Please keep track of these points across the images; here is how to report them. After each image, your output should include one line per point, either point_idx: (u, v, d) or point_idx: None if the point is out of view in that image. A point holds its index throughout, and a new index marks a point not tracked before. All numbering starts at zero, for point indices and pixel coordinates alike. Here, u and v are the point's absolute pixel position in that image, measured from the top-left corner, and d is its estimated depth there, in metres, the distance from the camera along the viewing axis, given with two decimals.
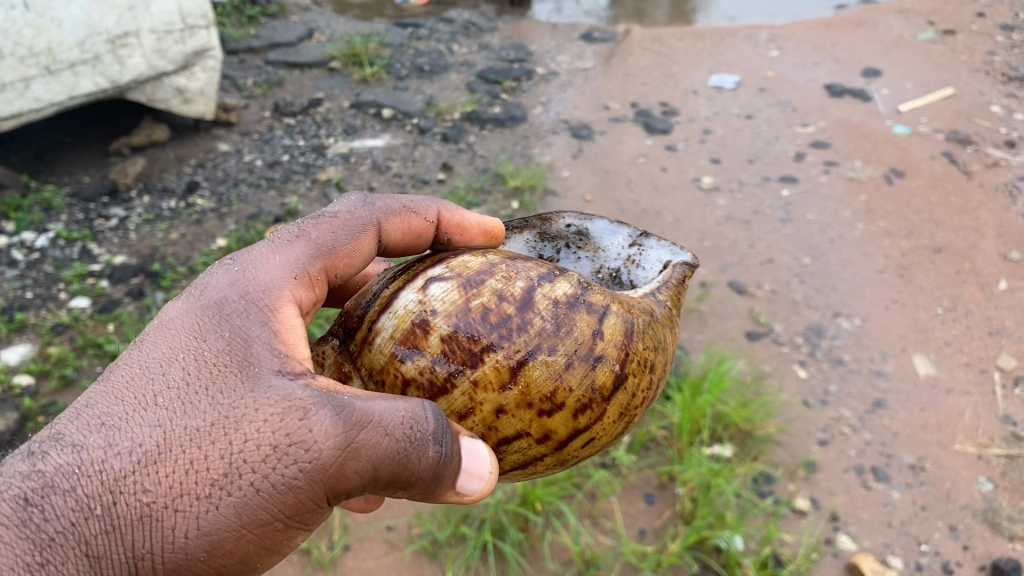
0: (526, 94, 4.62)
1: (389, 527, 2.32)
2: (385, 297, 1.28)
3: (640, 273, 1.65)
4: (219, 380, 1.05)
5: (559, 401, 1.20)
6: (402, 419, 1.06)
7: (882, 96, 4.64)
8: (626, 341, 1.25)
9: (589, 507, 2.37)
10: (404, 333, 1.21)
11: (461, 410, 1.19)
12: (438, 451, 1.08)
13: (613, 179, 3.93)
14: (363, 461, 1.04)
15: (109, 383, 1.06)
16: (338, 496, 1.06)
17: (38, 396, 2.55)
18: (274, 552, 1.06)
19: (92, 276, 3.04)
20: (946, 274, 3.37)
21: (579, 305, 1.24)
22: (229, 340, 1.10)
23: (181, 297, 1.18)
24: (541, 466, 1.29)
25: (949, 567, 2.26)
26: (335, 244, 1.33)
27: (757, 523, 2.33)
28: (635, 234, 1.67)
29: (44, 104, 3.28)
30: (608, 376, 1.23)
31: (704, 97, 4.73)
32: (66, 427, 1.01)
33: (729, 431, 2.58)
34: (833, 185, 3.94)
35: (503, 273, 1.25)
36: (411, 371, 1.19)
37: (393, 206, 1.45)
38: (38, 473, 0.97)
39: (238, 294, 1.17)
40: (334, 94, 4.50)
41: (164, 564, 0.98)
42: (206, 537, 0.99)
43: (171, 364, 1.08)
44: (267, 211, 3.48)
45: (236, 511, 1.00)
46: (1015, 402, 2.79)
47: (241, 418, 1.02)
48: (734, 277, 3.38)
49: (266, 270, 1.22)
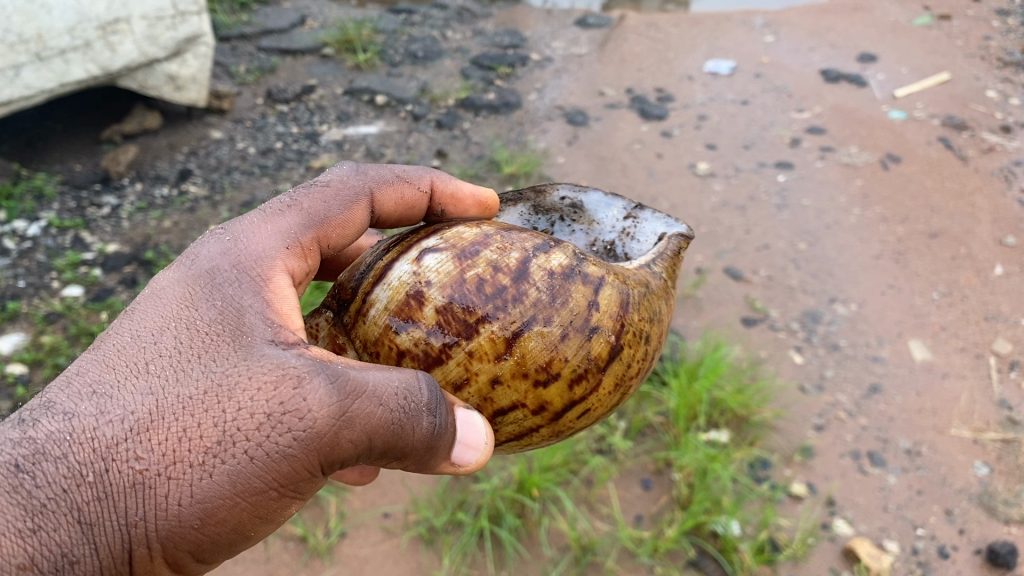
0: (520, 80, 4.59)
1: (386, 514, 2.31)
2: (379, 269, 1.27)
3: (634, 245, 1.65)
4: (212, 349, 1.06)
5: (555, 371, 1.20)
6: (396, 390, 1.07)
7: (877, 81, 4.61)
8: (622, 312, 1.25)
9: (585, 493, 2.35)
10: (398, 304, 1.21)
11: (456, 381, 1.19)
12: (431, 421, 1.09)
13: (608, 166, 3.92)
14: (357, 430, 1.04)
15: (100, 352, 1.05)
16: (332, 465, 1.07)
17: (31, 384, 2.54)
18: (268, 521, 1.07)
19: (84, 264, 3.03)
20: (943, 259, 3.37)
21: (574, 276, 1.23)
22: (221, 310, 1.11)
23: (172, 266, 1.18)
24: (536, 437, 1.29)
25: (945, 550, 2.26)
26: (327, 214, 1.33)
27: (754, 507, 2.32)
28: (630, 206, 1.69)
29: (35, 92, 3.24)
30: (603, 347, 1.23)
31: (700, 83, 4.70)
32: (57, 394, 1.00)
33: (726, 417, 2.57)
34: (829, 171, 3.92)
35: (497, 245, 1.24)
36: (406, 343, 1.19)
37: (387, 176, 1.46)
38: (29, 439, 0.96)
39: (229, 264, 1.17)
40: (327, 80, 4.46)
41: (157, 531, 0.98)
42: (200, 505, 0.99)
43: (162, 332, 1.07)
44: (260, 199, 3.46)
45: (230, 478, 1.00)
46: (1011, 386, 2.79)
47: (234, 387, 1.03)
48: (731, 263, 3.36)
49: (258, 241, 1.22)
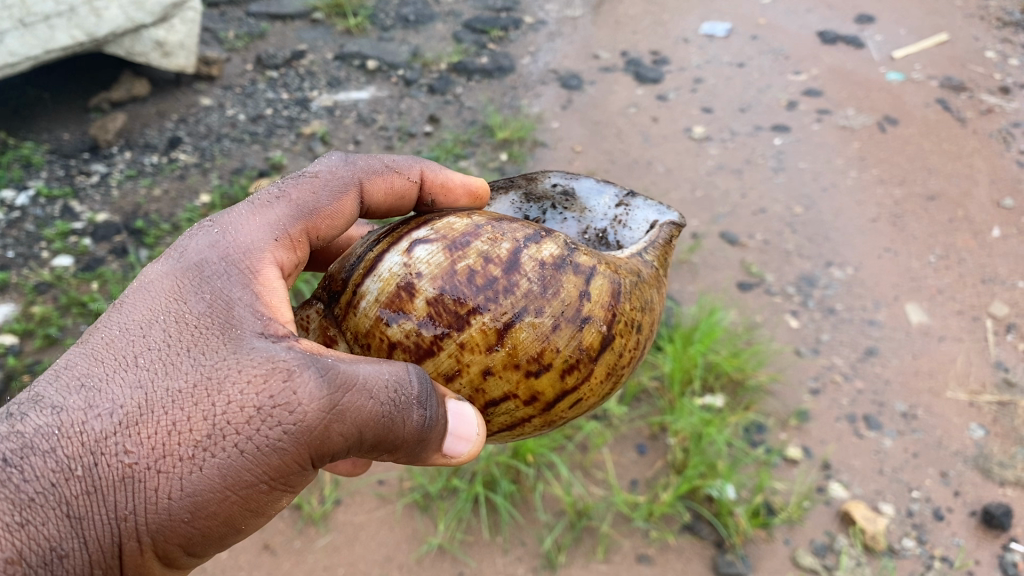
0: (514, 44, 4.50)
1: (381, 481, 2.28)
2: (370, 259, 1.25)
3: (626, 233, 1.62)
4: (201, 342, 1.05)
5: (546, 362, 1.18)
6: (387, 382, 1.07)
7: (875, 43, 4.52)
8: (613, 302, 1.24)
9: (580, 458, 2.33)
10: (389, 296, 1.19)
11: (448, 373, 1.18)
12: (422, 414, 1.08)
13: (603, 131, 3.87)
14: (347, 423, 1.04)
15: (88, 345, 1.04)
16: (322, 458, 1.07)
17: (23, 354, 2.55)
18: (259, 514, 1.07)
19: (74, 233, 2.99)
20: (940, 222, 3.32)
21: (566, 266, 1.22)
22: (211, 302, 1.09)
23: (160, 258, 1.16)
24: (528, 427, 1.28)
25: (940, 513, 2.24)
26: (317, 205, 1.30)
27: (749, 471, 2.30)
28: (622, 194, 1.66)
29: (19, 59, 3.18)
30: (595, 337, 1.21)
31: (695, 45, 4.61)
32: (45, 388, 1.00)
33: (721, 381, 2.53)
34: (826, 134, 3.86)
35: (488, 235, 1.22)
36: (398, 335, 1.17)
37: (376, 166, 1.43)
38: (17, 434, 0.96)
39: (218, 257, 1.15)
40: (317, 45, 4.37)
41: (147, 525, 0.98)
42: (190, 498, 0.99)
43: (150, 325, 1.06)
44: (250, 166, 3.41)
45: (221, 472, 1.00)
46: (1007, 348, 2.76)
47: (224, 380, 1.02)
48: (726, 227, 3.32)
49: (247, 232, 1.20)
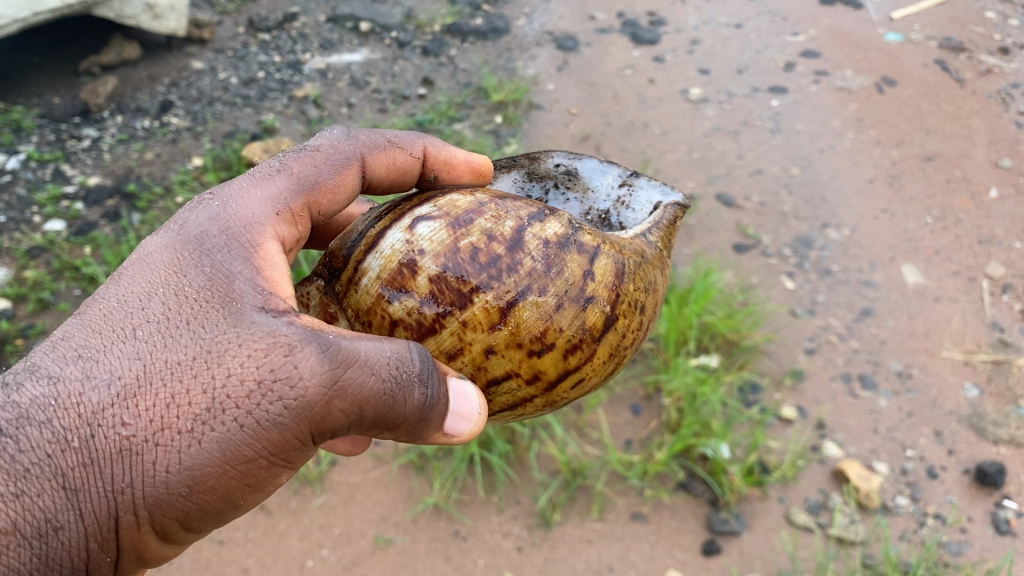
0: (508, 5, 4.43)
1: (376, 441, 2.27)
2: (371, 236, 1.22)
3: (629, 215, 1.59)
4: (201, 315, 1.02)
5: (549, 341, 1.17)
6: (388, 359, 1.04)
7: (874, 3, 4.45)
8: (617, 282, 1.22)
9: (575, 419, 2.32)
10: (391, 273, 1.17)
11: (450, 351, 1.16)
12: (423, 393, 1.06)
13: (599, 93, 3.83)
14: (348, 400, 1.02)
15: (86, 316, 1.02)
16: (323, 434, 1.04)
17: (15, 319, 2.55)
18: (257, 490, 1.05)
19: (66, 198, 2.95)
20: (937, 183, 3.29)
21: (570, 245, 1.20)
22: (210, 275, 1.06)
23: (160, 231, 1.13)
24: (529, 407, 1.26)
25: (934, 471, 2.24)
26: (318, 179, 1.27)
27: (744, 430, 2.30)
28: (626, 174, 1.63)
29: (7, 21, 3.14)
30: (598, 317, 1.20)
31: (692, 6, 4.53)
32: (42, 358, 0.98)
33: (716, 341, 2.51)
34: (824, 94, 3.82)
35: (492, 212, 1.20)
36: (399, 312, 1.15)
37: (379, 140, 1.39)
38: (13, 404, 0.94)
39: (218, 230, 1.12)
40: (309, 7, 4.27)
41: (144, 499, 0.96)
42: (188, 472, 0.97)
43: (150, 297, 1.03)
44: (243, 130, 3.37)
45: (219, 446, 0.98)
46: (1003, 309, 2.75)
47: (224, 353, 0.99)
48: (723, 189, 3.29)
49: (247, 207, 1.16)
